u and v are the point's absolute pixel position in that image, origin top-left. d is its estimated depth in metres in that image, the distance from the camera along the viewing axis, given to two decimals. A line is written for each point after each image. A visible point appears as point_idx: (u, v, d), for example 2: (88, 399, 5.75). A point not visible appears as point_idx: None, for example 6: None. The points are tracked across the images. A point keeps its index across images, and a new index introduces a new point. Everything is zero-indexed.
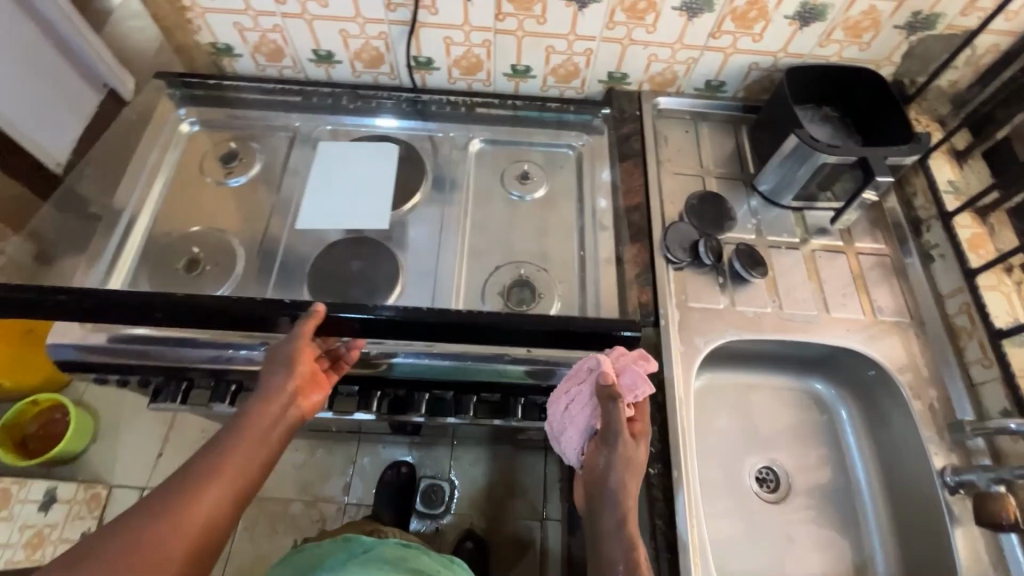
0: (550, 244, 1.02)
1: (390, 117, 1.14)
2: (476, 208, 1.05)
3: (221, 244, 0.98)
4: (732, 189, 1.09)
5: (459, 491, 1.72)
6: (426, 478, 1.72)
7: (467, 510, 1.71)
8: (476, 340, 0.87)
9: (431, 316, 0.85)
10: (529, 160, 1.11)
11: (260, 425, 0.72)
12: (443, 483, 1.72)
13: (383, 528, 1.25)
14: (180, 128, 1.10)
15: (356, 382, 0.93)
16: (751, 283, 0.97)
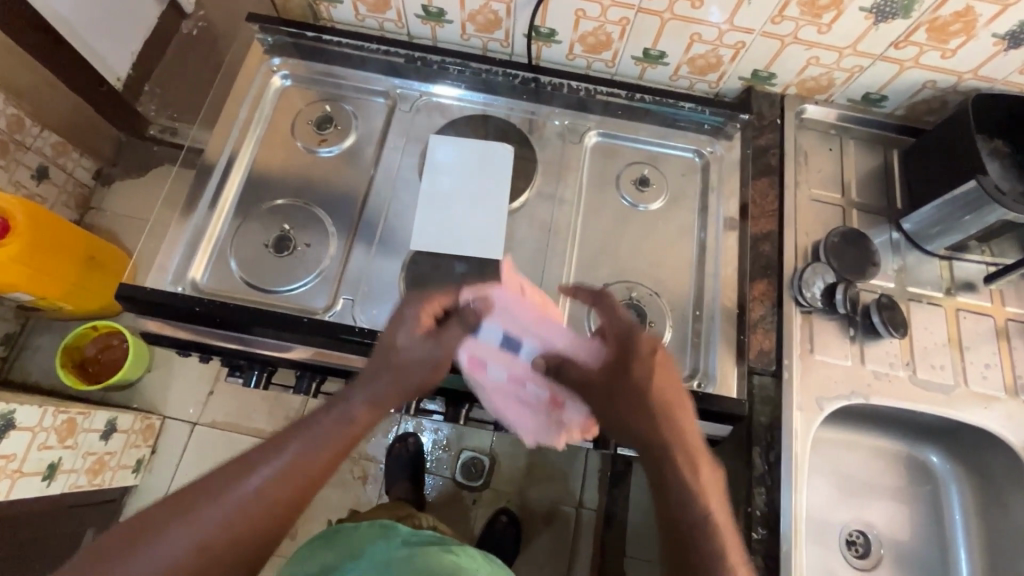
0: (665, 265, 0.92)
1: (452, 87, 1.01)
2: (587, 211, 0.95)
3: (313, 223, 0.91)
4: (872, 225, 0.97)
5: (498, 467, 1.72)
6: (468, 450, 1.73)
7: (504, 486, 1.71)
8: None
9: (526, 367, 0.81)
10: (649, 162, 0.99)
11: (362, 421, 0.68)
12: (483, 456, 1.73)
13: (415, 514, 1.24)
14: (272, 81, 1.00)
15: (442, 395, 0.87)
16: (889, 340, 0.87)
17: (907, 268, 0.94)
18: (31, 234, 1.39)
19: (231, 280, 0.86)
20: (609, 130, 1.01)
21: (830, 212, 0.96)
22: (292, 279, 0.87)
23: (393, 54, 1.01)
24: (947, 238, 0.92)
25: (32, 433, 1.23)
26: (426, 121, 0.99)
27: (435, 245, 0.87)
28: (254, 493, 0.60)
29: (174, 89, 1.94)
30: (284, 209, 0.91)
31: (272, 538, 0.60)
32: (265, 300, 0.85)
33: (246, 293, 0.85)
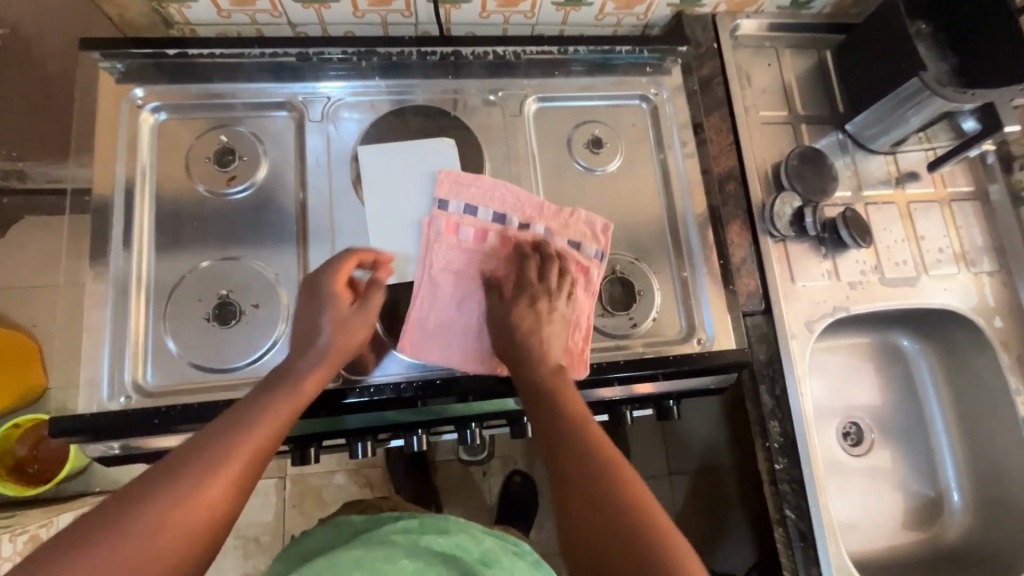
0: (639, 227, 0.88)
1: (334, 79, 0.87)
2: (547, 188, 0.88)
3: (255, 277, 0.79)
4: (822, 136, 0.97)
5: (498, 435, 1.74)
6: None
7: (508, 450, 1.74)
8: (585, 385, 0.79)
9: None
10: (597, 118, 0.92)
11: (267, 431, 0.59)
12: None
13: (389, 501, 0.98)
14: (141, 118, 0.81)
15: (452, 421, 0.81)
16: (857, 249, 0.90)
17: (857, 168, 0.96)
18: None
19: (179, 371, 0.74)
20: (548, 93, 0.91)
21: (782, 132, 0.95)
22: (251, 347, 0.76)
23: (282, 55, 0.84)
24: (891, 133, 0.93)
25: None
26: (344, 125, 0.85)
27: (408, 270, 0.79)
28: (223, 437, 0.55)
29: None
30: (210, 272, 0.78)
31: (209, 546, 0.51)
32: (228, 382, 0.75)
33: (202, 380, 0.74)
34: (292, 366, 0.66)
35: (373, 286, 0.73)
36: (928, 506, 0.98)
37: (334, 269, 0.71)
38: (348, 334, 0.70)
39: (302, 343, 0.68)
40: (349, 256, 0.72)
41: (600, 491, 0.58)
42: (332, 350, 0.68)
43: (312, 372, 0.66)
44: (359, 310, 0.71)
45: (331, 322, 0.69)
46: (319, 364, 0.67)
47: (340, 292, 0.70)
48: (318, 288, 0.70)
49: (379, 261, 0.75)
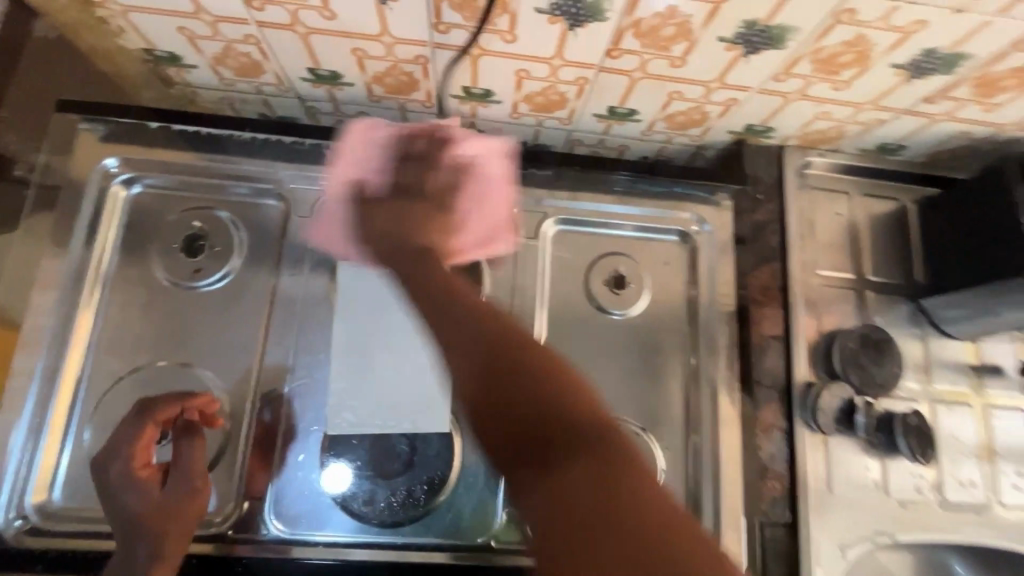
0: (653, 392, 0.74)
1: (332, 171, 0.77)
2: (553, 325, 0.75)
3: (198, 393, 0.68)
4: (891, 308, 0.80)
5: None
6: None
7: None
8: None
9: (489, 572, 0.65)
10: (622, 251, 0.79)
11: None
12: None
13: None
14: (114, 191, 0.73)
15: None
16: (912, 461, 0.73)
17: (930, 353, 0.79)
18: None
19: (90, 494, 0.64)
20: (572, 215, 0.79)
21: (842, 297, 0.80)
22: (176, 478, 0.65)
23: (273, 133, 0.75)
24: (976, 324, 0.77)
25: None
26: None
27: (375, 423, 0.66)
28: None
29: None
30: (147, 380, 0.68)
31: None
32: None
33: None
34: (127, 558, 0.58)
35: (185, 443, 0.64)
36: None
37: (130, 451, 0.62)
38: (166, 508, 0.60)
39: (128, 539, 0.59)
40: (148, 422, 0.63)
41: (498, 355, 0.44)
42: (171, 526, 0.60)
43: (157, 566, 0.58)
44: (170, 485, 0.62)
45: (142, 504, 0.61)
46: (160, 551, 0.59)
47: (145, 475, 0.62)
48: (110, 484, 0.61)
49: (192, 407, 0.65)
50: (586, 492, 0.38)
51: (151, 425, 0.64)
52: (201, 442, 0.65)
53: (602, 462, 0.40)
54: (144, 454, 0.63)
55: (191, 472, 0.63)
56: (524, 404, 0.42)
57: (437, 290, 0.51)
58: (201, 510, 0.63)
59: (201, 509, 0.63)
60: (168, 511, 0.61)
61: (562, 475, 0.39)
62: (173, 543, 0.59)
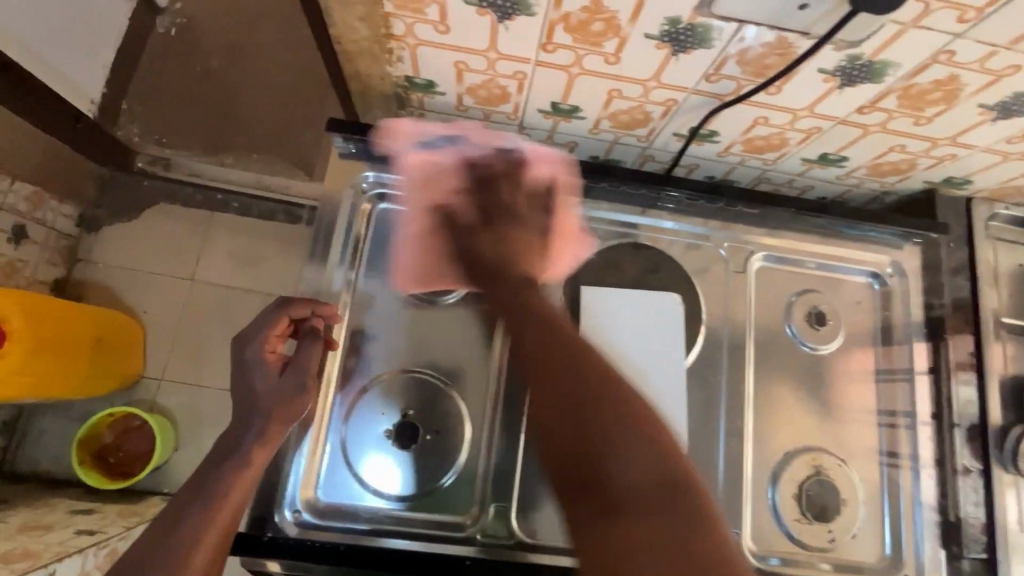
0: (851, 423, 0.79)
1: None
2: (760, 355, 0.80)
3: (444, 403, 0.72)
4: None
5: None
6: None
7: None
8: None
9: None
10: (820, 288, 0.84)
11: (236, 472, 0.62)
12: None
13: None
14: (362, 206, 0.78)
15: None
16: None
17: None
18: (33, 333, 1.17)
19: (350, 495, 0.68)
20: (776, 250, 0.84)
21: None
22: (429, 481, 0.70)
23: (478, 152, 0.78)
24: None
25: None
26: None
27: None
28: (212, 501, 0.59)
29: (248, 133, 1.72)
30: (390, 386, 0.72)
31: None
32: (399, 517, 0.68)
33: (374, 510, 0.68)
34: (248, 428, 0.65)
35: (306, 346, 0.69)
36: None
37: (265, 335, 0.70)
38: (276, 403, 0.66)
39: (243, 418, 0.66)
40: (283, 315, 0.70)
41: (589, 384, 0.47)
42: (274, 421, 0.65)
43: (259, 446, 0.64)
44: (283, 375, 0.68)
45: (264, 389, 0.67)
46: (264, 436, 0.65)
47: (268, 359, 0.69)
48: (243, 356, 0.69)
49: (320, 316, 0.71)
50: (642, 476, 0.43)
51: (285, 319, 0.71)
52: (320, 345, 0.70)
53: (690, 500, 0.43)
54: (276, 340, 0.71)
55: (266, 371, 0.68)
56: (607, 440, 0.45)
57: (530, 321, 0.54)
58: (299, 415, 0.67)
59: (299, 411, 0.67)
60: (276, 408, 0.66)
61: (612, 475, 0.43)
62: (266, 451, 0.64)
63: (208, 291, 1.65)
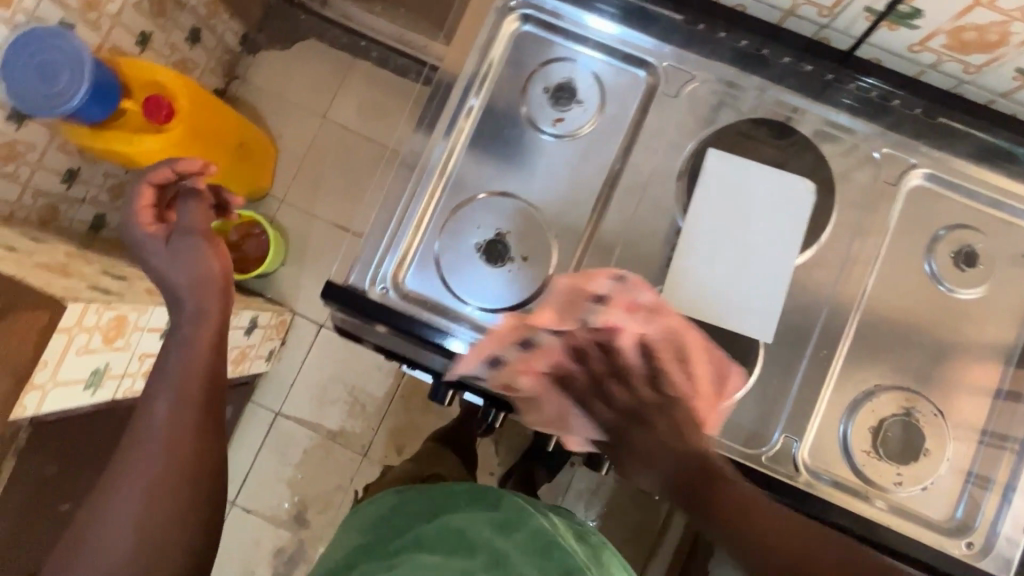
0: (960, 375, 0.71)
1: (706, 60, 0.76)
2: (879, 280, 0.72)
3: (536, 233, 0.74)
4: None
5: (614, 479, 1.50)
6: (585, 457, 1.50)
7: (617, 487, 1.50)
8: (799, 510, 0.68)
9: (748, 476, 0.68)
10: (979, 228, 0.73)
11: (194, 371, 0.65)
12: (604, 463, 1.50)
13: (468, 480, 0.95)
14: (507, 25, 0.77)
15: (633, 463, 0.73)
16: None
17: None
18: (194, 118, 1.31)
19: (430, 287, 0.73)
20: (941, 173, 0.73)
21: None
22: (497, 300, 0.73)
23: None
24: None
25: None
26: (693, 115, 0.74)
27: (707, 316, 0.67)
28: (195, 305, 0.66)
29: None
30: (490, 203, 0.75)
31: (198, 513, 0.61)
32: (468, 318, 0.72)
33: (449, 307, 0.73)
34: (176, 280, 0.67)
35: (190, 202, 0.70)
36: None
37: (138, 207, 0.69)
38: (202, 284, 0.67)
39: (174, 297, 0.66)
40: (146, 182, 0.70)
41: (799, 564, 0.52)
42: (211, 307, 0.67)
43: (198, 322, 0.66)
44: (174, 238, 0.68)
45: (168, 258, 0.67)
46: (205, 305, 0.66)
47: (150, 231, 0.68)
48: (134, 240, 0.69)
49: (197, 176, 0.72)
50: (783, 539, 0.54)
51: (151, 187, 0.71)
52: (198, 203, 0.70)
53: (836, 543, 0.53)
54: (153, 211, 0.71)
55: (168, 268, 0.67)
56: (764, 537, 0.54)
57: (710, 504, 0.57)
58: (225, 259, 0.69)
59: (219, 266, 0.68)
60: (204, 282, 0.67)
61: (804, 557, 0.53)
62: (218, 297, 0.67)
63: (336, 132, 1.76)
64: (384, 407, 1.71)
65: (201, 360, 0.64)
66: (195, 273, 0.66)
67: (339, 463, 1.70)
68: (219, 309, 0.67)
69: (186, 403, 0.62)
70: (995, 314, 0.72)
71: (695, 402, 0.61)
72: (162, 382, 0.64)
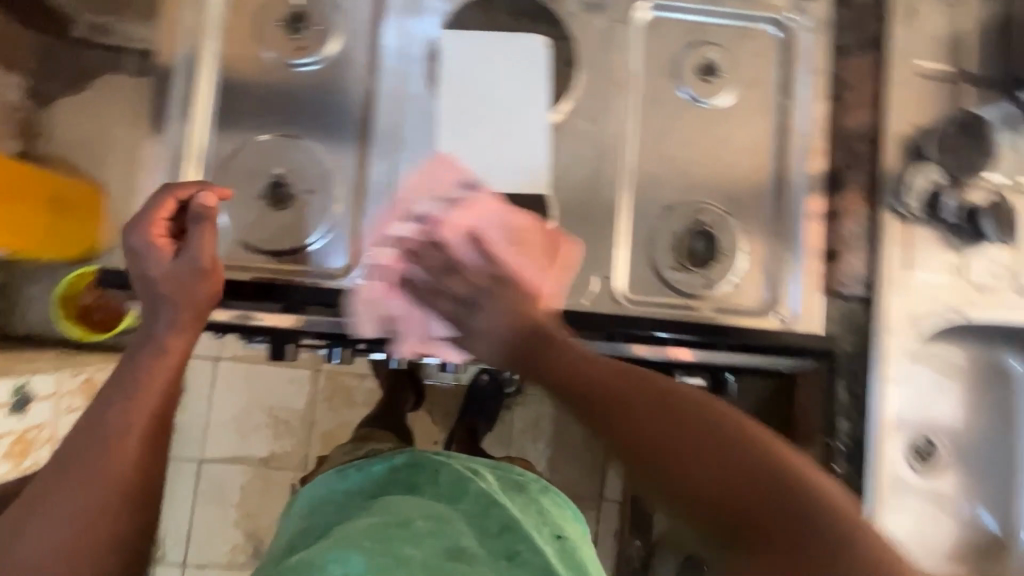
0: (736, 175, 0.76)
1: None
2: (642, 113, 0.76)
3: (311, 162, 0.73)
4: (984, 103, 0.79)
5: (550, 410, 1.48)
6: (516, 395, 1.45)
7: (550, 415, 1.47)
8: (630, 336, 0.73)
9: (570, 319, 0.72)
10: (716, 40, 0.78)
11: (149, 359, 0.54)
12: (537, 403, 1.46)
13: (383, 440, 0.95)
14: None
15: None
16: (992, 248, 0.76)
17: None
18: None
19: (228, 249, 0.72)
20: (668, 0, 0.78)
21: (935, 91, 0.78)
22: (295, 239, 0.72)
23: None
24: None
25: (55, 399, 1.16)
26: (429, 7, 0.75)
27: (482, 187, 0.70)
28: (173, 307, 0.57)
29: None
30: (260, 148, 0.73)
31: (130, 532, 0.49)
32: (274, 265, 0.72)
33: (255, 259, 0.72)
34: (166, 298, 0.58)
35: (195, 228, 0.60)
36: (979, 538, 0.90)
37: (150, 217, 0.60)
38: (188, 295, 0.58)
39: (152, 306, 0.57)
40: (168, 195, 0.61)
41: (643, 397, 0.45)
42: (186, 316, 0.57)
43: (175, 333, 0.56)
44: (181, 257, 0.59)
45: (167, 281, 0.58)
46: (178, 322, 0.57)
47: (157, 244, 0.59)
48: (133, 245, 0.59)
49: (206, 190, 0.62)
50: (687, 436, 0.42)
51: (176, 198, 0.62)
52: (211, 225, 0.61)
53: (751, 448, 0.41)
54: (167, 226, 0.61)
55: (160, 279, 0.58)
56: (678, 455, 0.41)
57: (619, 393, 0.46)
58: (214, 292, 0.60)
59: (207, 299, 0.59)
60: (188, 315, 0.58)
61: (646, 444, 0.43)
62: (190, 332, 0.57)
63: None
64: (310, 417, 1.67)
65: (131, 436, 0.50)
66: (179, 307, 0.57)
67: (280, 487, 1.64)
68: (189, 341, 0.57)
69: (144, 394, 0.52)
70: (751, 112, 0.77)
71: (544, 275, 0.69)
72: (77, 440, 0.49)
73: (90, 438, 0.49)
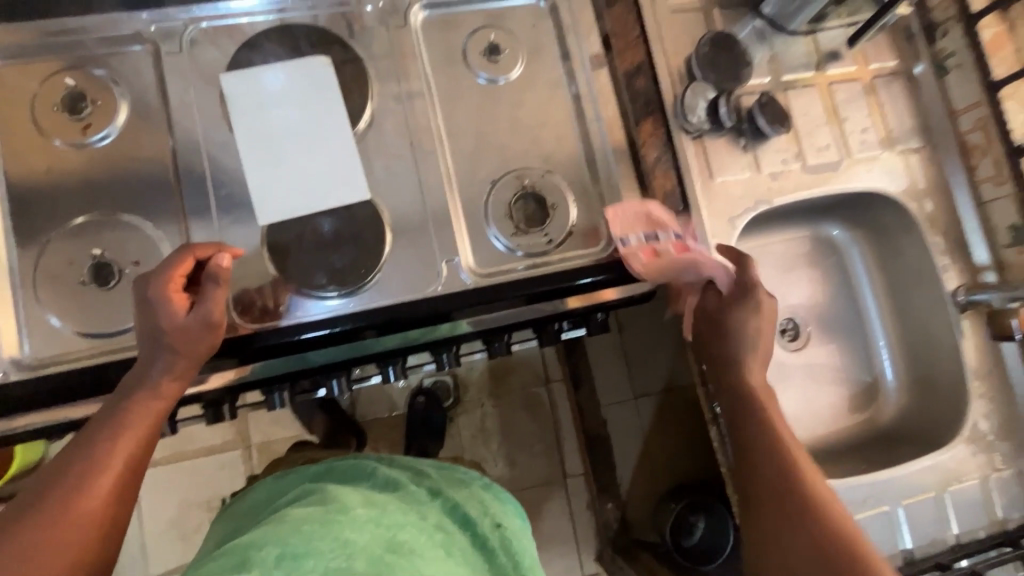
0: (545, 136, 0.82)
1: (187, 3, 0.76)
2: (444, 103, 0.81)
3: (130, 233, 0.73)
4: (732, 21, 0.90)
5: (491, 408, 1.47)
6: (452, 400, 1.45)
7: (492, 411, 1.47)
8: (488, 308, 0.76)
9: (426, 309, 0.75)
10: (492, 21, 0.84)
11: (134, 417, 0.61)
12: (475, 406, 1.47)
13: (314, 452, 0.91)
14: None
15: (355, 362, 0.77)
16: (773, 140, 0.87)
17: (776, 54, 0.90)
18: None
19: (64, 343, 0.70)
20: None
21: (690, 20, 0.89)
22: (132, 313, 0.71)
23: None
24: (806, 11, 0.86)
25: None
26: (208, 57, 0.76)
27: (304, 206, 0.73)
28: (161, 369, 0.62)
29: None
30: (72, 234, 0.71)
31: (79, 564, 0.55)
32: (119, 344, 0.70)
33: (97, 344, 0.70)
34: (164, 356, 0.62)
35: (210, 287, 0.63)
36: (861, 390, 1.00)
37: (167, 273, 0.63)
38: (187, 341, 0.63)
39: (149, 351, 0.62)
40: (186, 254, 0.64)
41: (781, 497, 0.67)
42: (181, 359, 0.63)
43: (169, 377, 0.63)
44: (193, 312, 0.63)
45: (174, 338, 0.62)
46: (171, 366, 0.63)
47: (171, 301, 0.63)
48: (147, 297, 0.62)
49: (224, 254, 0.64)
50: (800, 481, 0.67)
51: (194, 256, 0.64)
52: (222, 288, 0.64)
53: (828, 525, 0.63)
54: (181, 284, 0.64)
55: (158, 333, 0.62)
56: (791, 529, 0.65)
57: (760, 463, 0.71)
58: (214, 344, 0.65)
59: (211, 346, 0.64)
60: (183, 370, 0.63)
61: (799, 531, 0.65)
62: (154, 403, 0.61)
63: None
64: None
65: (100, 480, 0.57)
66: (169, 359, 0.62)
67: None
68: (161, 409, 0.62)
69: (117, 438, 0.59)
70: (543, 76, 0.83)
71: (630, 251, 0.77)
72: (58, 471, 0.57)
73: (63, 477, 0.56)
